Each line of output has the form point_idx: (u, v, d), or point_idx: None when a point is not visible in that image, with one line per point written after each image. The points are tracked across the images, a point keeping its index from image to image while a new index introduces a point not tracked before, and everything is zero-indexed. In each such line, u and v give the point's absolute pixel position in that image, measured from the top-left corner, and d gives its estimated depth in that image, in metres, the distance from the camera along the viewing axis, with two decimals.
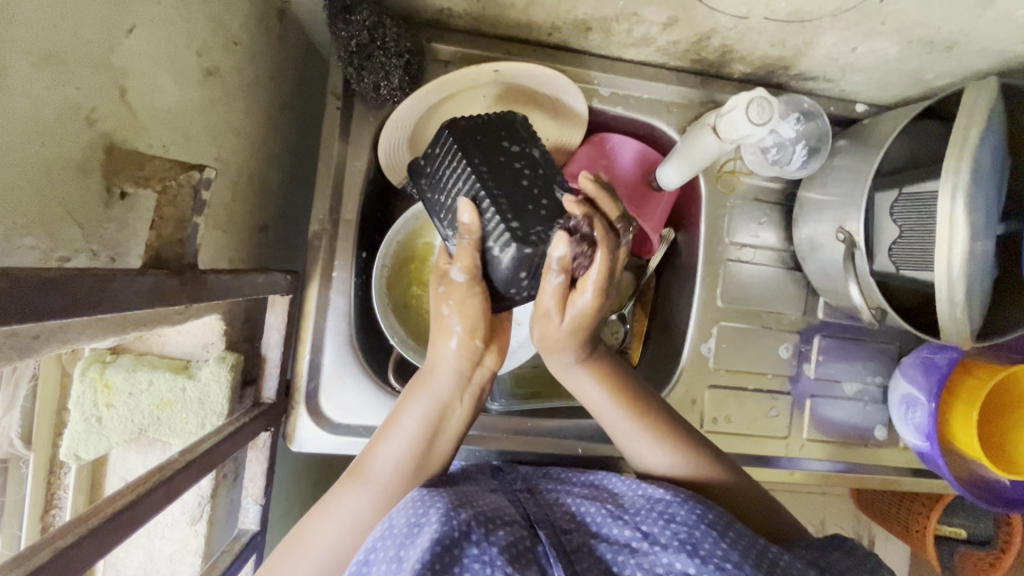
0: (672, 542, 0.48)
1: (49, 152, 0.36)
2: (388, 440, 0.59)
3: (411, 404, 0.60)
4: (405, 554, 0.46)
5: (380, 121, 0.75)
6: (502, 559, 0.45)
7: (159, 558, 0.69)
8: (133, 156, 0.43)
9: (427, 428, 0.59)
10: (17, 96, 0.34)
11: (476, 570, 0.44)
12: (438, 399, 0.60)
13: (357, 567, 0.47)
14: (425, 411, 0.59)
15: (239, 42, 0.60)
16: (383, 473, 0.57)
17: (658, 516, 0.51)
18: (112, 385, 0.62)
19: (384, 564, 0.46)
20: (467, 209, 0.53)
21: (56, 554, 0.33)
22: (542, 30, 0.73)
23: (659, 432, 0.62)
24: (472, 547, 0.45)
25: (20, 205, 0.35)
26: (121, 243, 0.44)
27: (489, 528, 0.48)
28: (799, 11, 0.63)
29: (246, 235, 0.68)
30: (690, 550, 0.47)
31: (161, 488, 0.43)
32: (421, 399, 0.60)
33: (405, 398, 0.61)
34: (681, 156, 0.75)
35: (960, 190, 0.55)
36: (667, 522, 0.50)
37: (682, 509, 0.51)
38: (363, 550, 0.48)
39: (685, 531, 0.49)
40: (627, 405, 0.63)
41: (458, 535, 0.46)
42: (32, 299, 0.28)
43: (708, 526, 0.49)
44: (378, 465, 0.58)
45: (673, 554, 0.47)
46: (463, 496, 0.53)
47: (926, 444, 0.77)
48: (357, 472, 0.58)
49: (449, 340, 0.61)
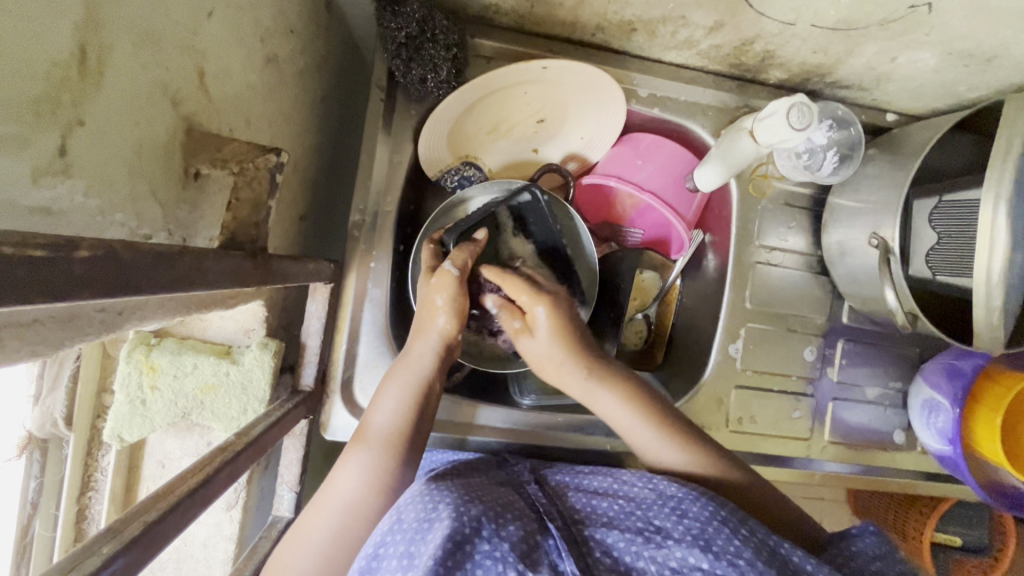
0: (685, 537, 0.48)
1: (142, 131, 0.36)
2: (380, 405, 0.61)
3: (389, 387, 0.62)
4: (416, 550, 0.46)
5: (422, 114, 0.76)
6: (513, 555, 0.45)
7: (193, 543, 0.69)
8: (211, 138, 0.43)
9: (414, 401, 0.61)
10: (118, 73, 0.33)
11: (487, 566, 0.44)
12: (414, 381, 0.62)
13: (367, 562, 0.47)
14: (403, 390, 0.62)
15: (295, 31, 0.60)
16: (381, 430, 0.60)
17: (670, 512, 0.51)
18: (158, 367, 0.62)
19: (394, 560, 0.46)
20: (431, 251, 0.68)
21: (145, 528, 0.33)
22: (587, 30, 0.74)
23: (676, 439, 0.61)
24: (483, 543, 0.46)
25: (117, 182, 0.35)
26: (192, 224, 0.44)
27: (500, 523, 0.49)
28: (847, 20, 0.64)
29: (291, 224, 0.68)
30: (703, 546, 0.47)
31: (226, 470, 0.43)
32: (399, 381, 0.62)
33: (382, 386, 0.63)
34: (718, 158, 0.76)
35: (1002, 199, 0.57)
36: (680, 518, 0.50)
37: (694, 505, 0.51)
38: (373, 544, 0.48)
39: (697, 527, 0.49)
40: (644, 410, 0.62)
41: (469, 531, 0.46)
42: (147, 272, 0.28)
43: (720, 523, 0.49)
44: (372, 427, 0.60)
45: (686, 548, 0.47)
46: (473, 491, 0.54)
47: (947, 449, 0.79)
48: (355, 438, 0.60)
49: (432, 331, 0.64)
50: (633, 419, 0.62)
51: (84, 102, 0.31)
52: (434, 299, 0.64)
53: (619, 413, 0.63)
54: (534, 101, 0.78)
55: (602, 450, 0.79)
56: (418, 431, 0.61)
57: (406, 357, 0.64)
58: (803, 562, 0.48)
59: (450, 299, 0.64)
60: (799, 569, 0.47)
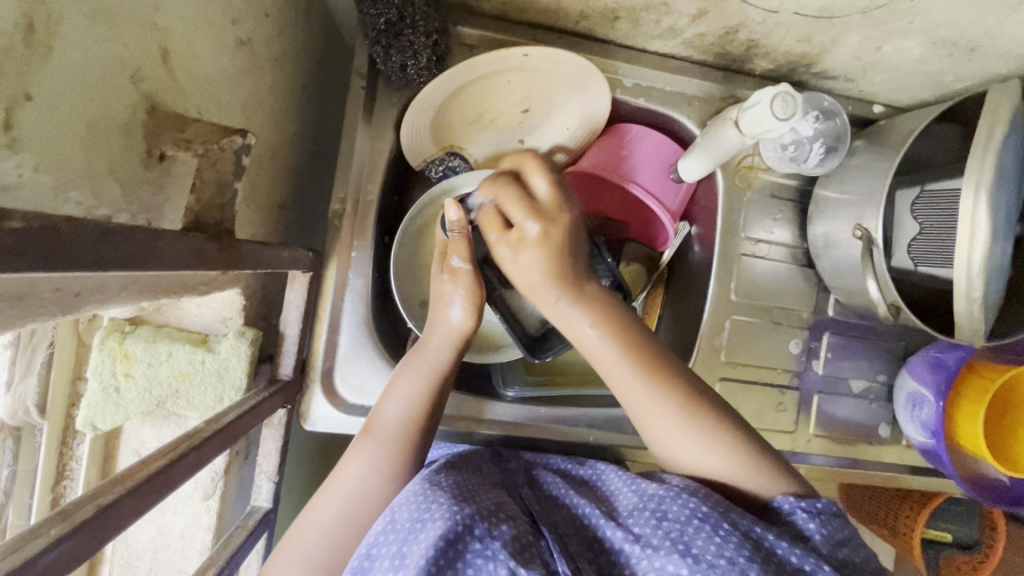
0: (664, 543, 0.46)
1: (97, 109, 0.35)
2: (392, 396, 0.60)
3: (407, 375, 0.61)
4: (408, 550, 0.46)
5: (404, 102, 0.75)
6: (505, 553, 0.45)
7: (170, 532, 0.69)
8: (175, 119, 0.43)
9: (427, 396, 0.60)
10: (68, 48, 0.32)
11: (479, 564, 0.44)
12: (430, 373, 0.61)
13: (360, 562, 0.47)
14: (417, 383, 0.60)
15: (271, 16, 0.59)
16: (388, 426, 0.59)
17: (650, 515, 0.50)
18: (132, 355, 0.61)
19: (387, 559, 0.46)
20: (452, 209, 0.61)
21: (98, 512, 0.33)
22: (570, 17, 0.73)
23: (736, 455, 0.53)
24: (475, 542, 0.46)
25: (68, 161, 0.34)
26: (157, 207, 0.43)
27: (493, 521, 0.48)
28: (829, 7, 0.63)
29: (270, 212, 0.68)
30: (681, 550, 0.45)
31: (191, 455, 0.43)
32: (418, 370, 0.61)
33: (397, 373, 0.61)
34: (702, 149, 0.75)
35: (982, 189, 0.56)
36: (658, 521, 0.48)
37: (674, 504, 0.49)
38: (366, 544, 0.48)
39: (677, 530, 0.47)
40: (636, 353, 0.56)
41: (462, 529, 0.46)
42: (92, 249, 0.27)
43: (701, 521, 0.47)
44: (382, 419, 0.59)
45: (664, 557, 0.45)
46: (467, 489, 0.53)
47: (930, 441, 0.79)
48: (364, 432, 0.59)
49: (447, 315, 0.63)
50: (624, 368, 0.55)
51: (32, 76, 0.30)
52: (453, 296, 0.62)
53: (671, 419, 0.54)
54: (518, 91, 0.77)
55: (585, 442, 0.78)
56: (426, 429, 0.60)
57: (422, 348, 0.62)
58: (787, 554, 0.46)
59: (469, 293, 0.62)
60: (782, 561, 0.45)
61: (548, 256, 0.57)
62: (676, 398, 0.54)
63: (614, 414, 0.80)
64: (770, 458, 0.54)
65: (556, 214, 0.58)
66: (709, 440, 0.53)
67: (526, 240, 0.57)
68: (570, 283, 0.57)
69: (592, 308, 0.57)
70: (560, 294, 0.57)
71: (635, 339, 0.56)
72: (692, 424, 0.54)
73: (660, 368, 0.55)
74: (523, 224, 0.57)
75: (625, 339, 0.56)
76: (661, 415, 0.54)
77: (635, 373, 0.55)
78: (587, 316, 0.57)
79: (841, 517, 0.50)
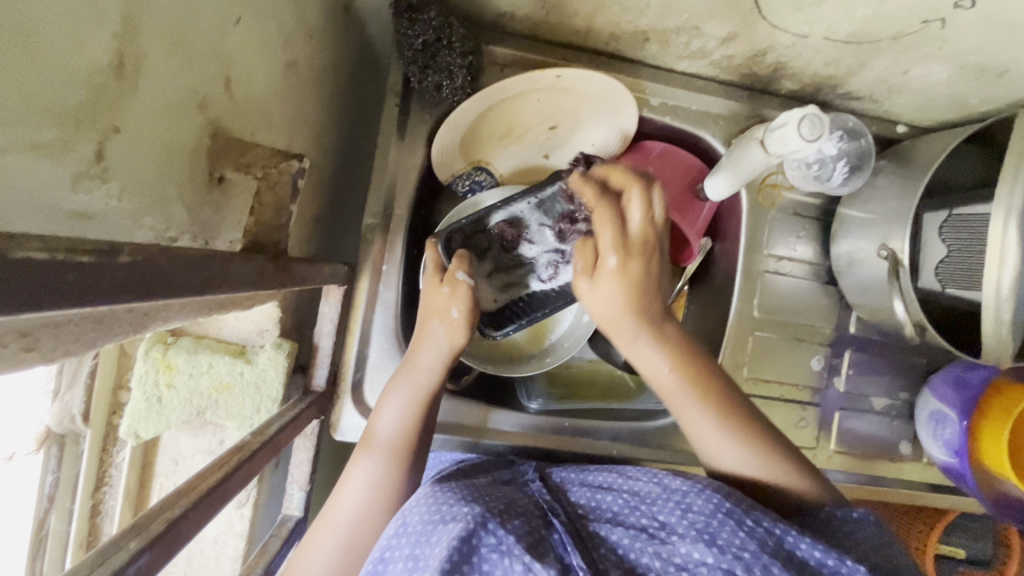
0: (690, 532, 0.47)
1: (171, 137, 0.37)
2: (385, 410, 0.61)
3: (393, 395, 0.61)
4: (421, 552, 0.46)
5: (436, 119, 0.77)
6: (519, 548, 0.46)
7: (204, 539, 0.70)
8: (236, 143, 0.45)
9: (417, 410, 0.61)
10: (149, 80, 0.34)
11: (494, 560, 0.45)
12: (418, 393, 0.61)
13: (374, 565, 0.48)
14: (408, 399, 0.61)
15: (315, 38, 0.61)
16: (385, 438, 0.60)
17: (675, 505, 0.50)
18: (174, 365, 0.63)
19: (401, 561, 0.47)
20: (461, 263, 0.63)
21: (169, 525, 0.34)
22: (601, 39, 0.75)
23: (772, 459, 0.54)
24: (489, 536, 0.46)
25: (145, 187, 0.36)
26: (214, 227, 0.45)
27: (504, 518, 0.49)
28: (859, 33, 0.65)
29: (306, 226, 0.69)
30: (707, 540, 0.46)
31: (243, 468, 0.44)
32: (402, 390, 0.61)
33: (386, 391, 0.62)
34: (730, 167, 0.76)
35: (1013, 213, 0.57)
36: (684, 512, 0.49)
37: (698, 499, 0.50)
38: (379, 549, 0.49)
39: (701, 521, 0.47)
40: (693, 376, 0.57)
41: (474, 526, 0.47)
42: (180, 276, 0.29)
43: (725, 515, 0.47)
44: (378, 434, 0.60)
45: (690, 544, 0.46)
46: (476, 491, 0.54)
47: (952, 460, 0.80)
48: (361, 445, 0.60)
49: (433, 327, 0.62)
50: (680, 386, 0.57)
51: (119, 109, 0.32)
52: (451, 311, 0.61)
53: (717, 433, 0.56)
54: (547, 108, 0.78)
55: (609, 455, 0.79)
56: (423, 438, 0.61)
57: (410, 364, 0.62)
58: (811, 550, 0.45)
59: (466, 309, 0.62)
60: (809, 566, 0.45)
61: (632, 292, 0.57)
62: (721, 415, 0.56)
63: (638, 428, 0.80)
64: (799, 460, 0.56)
65: (641, 252, 0.58)
66: (749, 450, 0.55)
67: (622, 275, 0.57)
68: (650, 322, 0.58)
69: (668, 346, 0.58)
70: (641, 333, 0.57)
71: (704, 371, 0.57)
72: (740, 435, 0.55)
73: (722, 396, 0.57)
74: (606, 257, 0.57)
75: (687, 359, 0.58)
76: (705, 429, 0.56)
77: (691, 394, 0.56)
78: (662, 355, 0.57)
79: (875, 524, 0.51)
